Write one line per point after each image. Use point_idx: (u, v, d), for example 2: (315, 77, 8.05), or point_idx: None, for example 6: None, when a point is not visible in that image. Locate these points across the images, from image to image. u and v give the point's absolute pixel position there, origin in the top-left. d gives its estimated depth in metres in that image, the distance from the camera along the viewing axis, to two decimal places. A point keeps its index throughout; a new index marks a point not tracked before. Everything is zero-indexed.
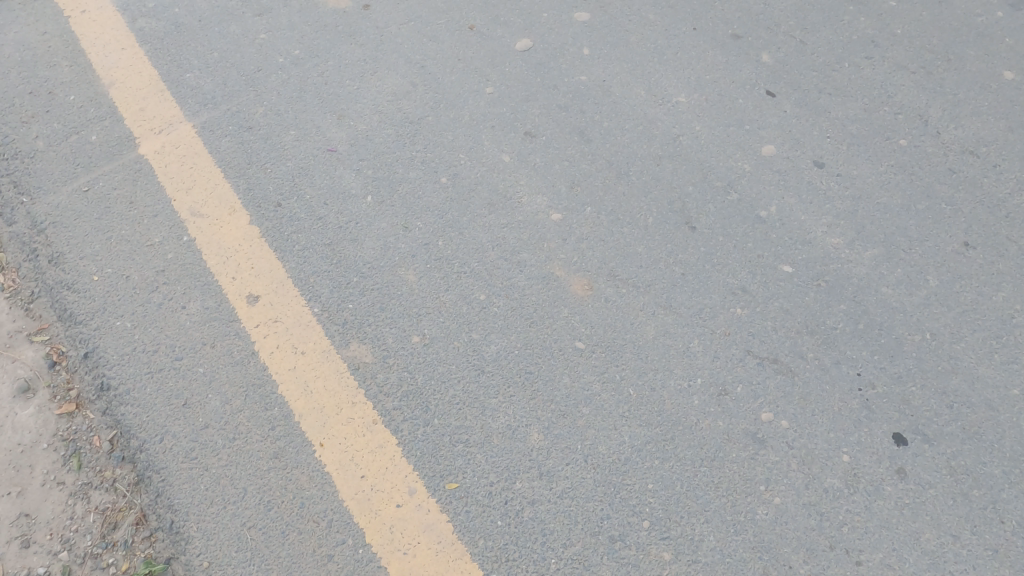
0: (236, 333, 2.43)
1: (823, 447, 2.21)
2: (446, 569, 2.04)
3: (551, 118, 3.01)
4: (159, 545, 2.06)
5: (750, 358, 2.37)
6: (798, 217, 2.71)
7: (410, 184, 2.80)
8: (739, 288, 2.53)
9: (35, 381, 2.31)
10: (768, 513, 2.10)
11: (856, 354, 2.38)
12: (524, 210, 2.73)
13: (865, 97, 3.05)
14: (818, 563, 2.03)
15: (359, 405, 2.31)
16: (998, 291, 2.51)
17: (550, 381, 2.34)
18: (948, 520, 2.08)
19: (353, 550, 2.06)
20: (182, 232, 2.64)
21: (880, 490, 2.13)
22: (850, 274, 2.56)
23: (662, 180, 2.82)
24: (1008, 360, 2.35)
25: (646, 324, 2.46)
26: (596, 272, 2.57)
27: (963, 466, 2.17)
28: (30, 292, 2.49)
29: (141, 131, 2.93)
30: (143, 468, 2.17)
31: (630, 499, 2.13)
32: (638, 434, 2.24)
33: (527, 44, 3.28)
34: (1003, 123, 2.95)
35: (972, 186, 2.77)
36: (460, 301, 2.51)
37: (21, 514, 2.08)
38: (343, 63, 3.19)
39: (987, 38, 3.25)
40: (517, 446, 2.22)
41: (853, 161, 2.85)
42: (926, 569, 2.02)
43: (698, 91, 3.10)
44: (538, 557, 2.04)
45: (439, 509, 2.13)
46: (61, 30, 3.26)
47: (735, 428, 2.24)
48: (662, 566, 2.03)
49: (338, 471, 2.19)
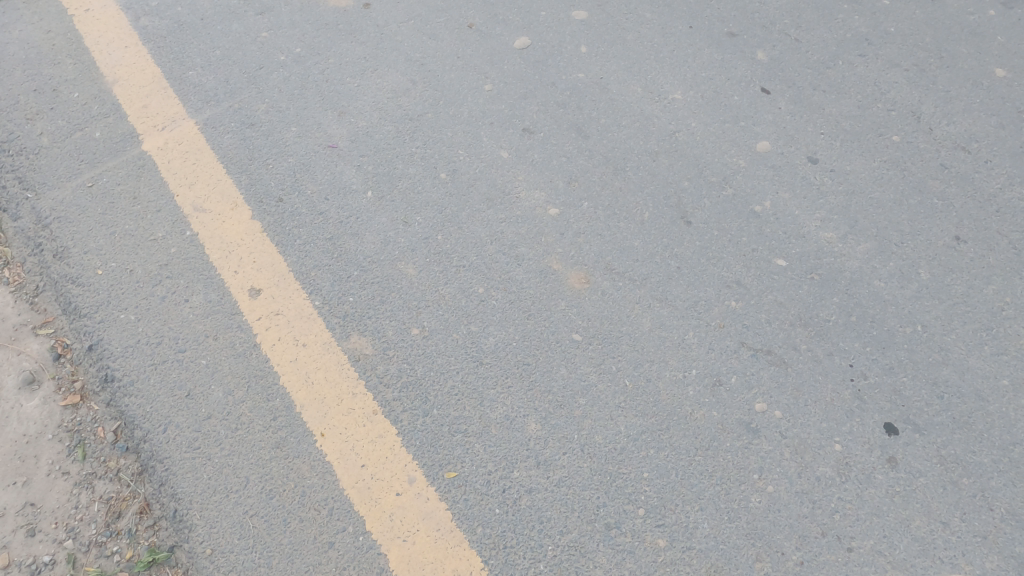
0: (238, 325, 2.47)
1: (816, 436, 2.24)
2: (445, 556, 2.08)
3: (549, 115, 3.05)
4: (163, 533, 2.10)
5: (744, 350, 2.41)
6: (793, 212, 2.75)
7: (409, 179, 2.84)
8: (734, 281, 2.57)
9: (40, 373, 2.35)
10: (762, 501, 2.14)
11: (848, 345, 2.42)
12: (523, 205, 2.77)
13: (859, 94, 3.09)
14: (810, 550, 2.06)
15: (359, 396, 2.35)
16: (988, 284, 2.55)
17: (548, 372, 2.37)
18: (938, 508, 2.12)
19: (353, 537, 2.10)
20: (185, 227, 2.68)
21: (871, 478, 2.17)
22: (843, 267, 2.60)
23: (658, 176, 2.86)
24: (998, 352, 2.39)
25: (642, 316, 2.50)
26: (593, 265, 2.62)
27: (953, 455, 2.21)
28: (35, 286, 2.53)
29: (144, 128, 2.97)
30: (146, 458, 2.21)
31: (626, 487, 2.17)
32: (634, 424, 2.28)
33: (525, 42, 3.32)
34: (994, 119, 2.99)
35: (964, 181, 2.81)
36: (459, 294, 2.54)
37: (27, 503, 2.12)
38: (344, 61, 3.23)
39: (979, 36, 3.29)
40: (515, 435, 2.26)
41: (846, 157, 2.89)
42: (916, 555, 2.05)
43: (694, 88, 3.14)
44: (535, 544, 2.08)
45: (438, 498, 2.16)
46: (64, 29, 3.30)
47: (729, 419, 2.28)
48: (657, 552, 2.07)
49: (338, 460, 2.22)
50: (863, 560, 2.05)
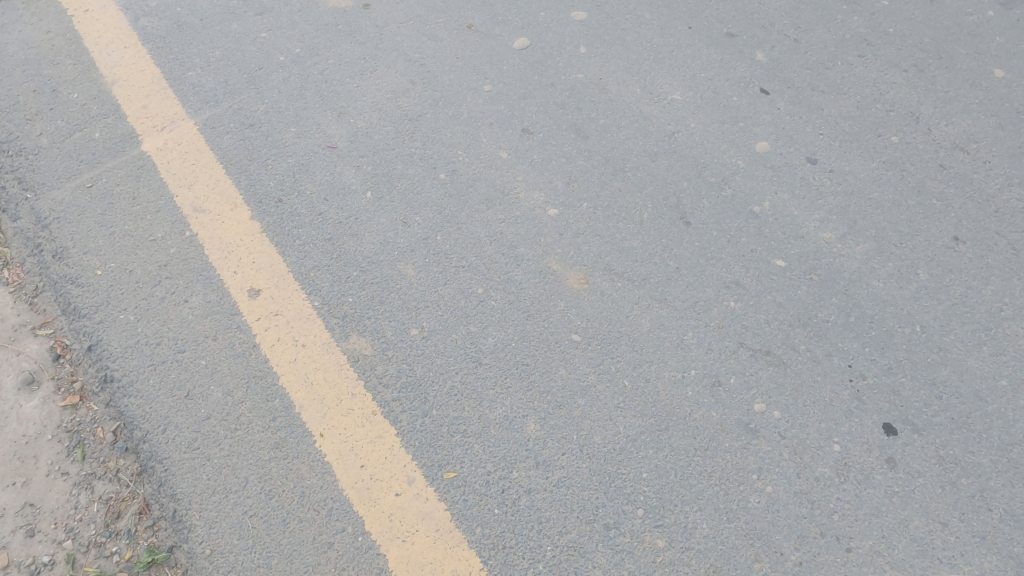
0: (238, 326, 2.47)
1: (815, 437, 2.25)
2: (445, 557, 2.08)
3: (549, 116, 3.05)
4: (163, 533, 2.10)
5: (743, 350, 2.42)
6: (792, 212, 2.75)
7: (408, 180, 2.84)
8: (733, 282, 2.57)
9: (40, 373, 2.35)
10: (760, 501, 2.14)
11: (847, 346, 2.42)
12: (522, 205, 2.78)
13: (858, 95, 3.09)
14: (809, 550, 2.06)
15: (359, 397, 2.35)
16: (987, 285, 2.55)
17: (547, 372, 2.38)
18: (937, 509, 2.12)
19: (352, 538, 2.10)
20: (184, 227, 2.69)
21: (870, 478, 2.17)
22: (842, 268, 2.60)
23: (658, 177, 2.86)
24: (997, 352, 2.40)
25: (641, 317, 2.50)
26: (592, 266, 2.62)
27: (952, 455, 2.21)
28: (35, 287, 2.53)
29: (143, 129, 2.97)
30: (146, 459, 2.21)
31: (625, 488, 2.17)
32: (633, 424, 2.28)
33: (524, 43, 3.33)
34: (993, 120, 2.99)
35: (963, 182, 2.82)
36: (458, 294, 2.55)
37: (26, 504, 2.12)
38: (343, 62, 3.23)
39: (978, 37, 3.29)
40: (514, 436, 2.26)
41: (845, 157, 2.90)
42: (915, 555, 2.06)
43: (693, 89, 3.14)
44: (534, 544, 2.08)
45: (437, 498, 2.17)
46: (64, 29, 3.30)
47: (728, 419, 2.28)
48: (656, 553, 2.07)
49: (337, 461, 2.22)
50: (862, 560, 2.05)
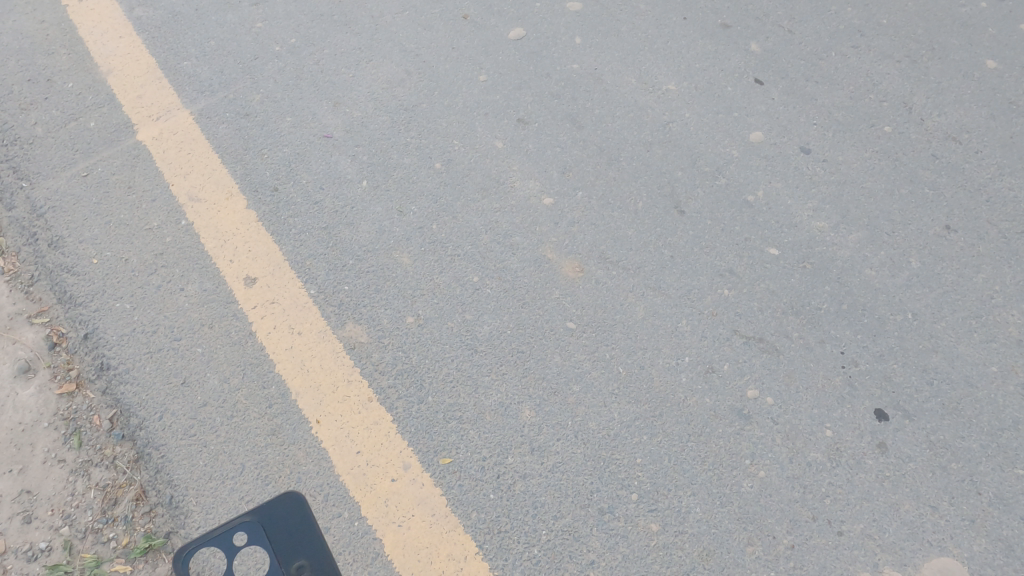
0: (234, 315, 2.47)
1: (807, 422, 2.27)
2: (441, 541, 2.09)
3: (543, 106, 3.06)
4: (159, 520, 2.11)
5: (737, 337, 2.43)
6: (786, 202, 2.77)
7: (403, 169, 2.85)
8: (727, 270, 2.59)
9: (35, 362, 2.35)
10: (754, 486, 2.16)
11: (839, 333, 2.45)
12: (516, 194, 2.79)
13: (851, 86, 3.11)
14: (801, 534, 2.09)
15: (355, 384, 2.35)
16: (978, 272, 2.58)
17: (542, 360, 2.39)
18: (927, 492, 2.15)
19: (349, 522, 2.12)
20: (180, 216, 2.69)
21: (861, 463, 2.19)
22: (835, 256, 2.62)
23: (652, 166, 2.87)
24: (987, 339, 2.42)
25: (636, 304, 2.51)
26: (586, 255, 2.63)
27: (942, 440, 2.23)
28: (30, 275, 2.53)
29: (139, 118, 2.97)
30: (142, 446, 2.22)
31: (620, 473, 2.18)
32: (626, 410, 2.30)
33: (519, 33, 3.33)
34: (985, 110, 3.01)
35: (955, 172, 2.84)
36: (453, 283, 2.56)
37: (23, 491, 2.13)
38: (339, 51, 3.23)
39: (970, 28, 3.31)
40: (509, 422, 2.27)
41: (839, 147, 2.91)
42: (905, 538, 2.08)
43: (687, 79, 3.15)
44: (528, 528, 2.10)
45: (433, 484, 2.18)
46: (58, 19, 3.29)
47: (721, 405, 2.30)
48: (650, 537, 2.09)
49: (334, 447, 2.24)
50: (853, 543, 2.08)
